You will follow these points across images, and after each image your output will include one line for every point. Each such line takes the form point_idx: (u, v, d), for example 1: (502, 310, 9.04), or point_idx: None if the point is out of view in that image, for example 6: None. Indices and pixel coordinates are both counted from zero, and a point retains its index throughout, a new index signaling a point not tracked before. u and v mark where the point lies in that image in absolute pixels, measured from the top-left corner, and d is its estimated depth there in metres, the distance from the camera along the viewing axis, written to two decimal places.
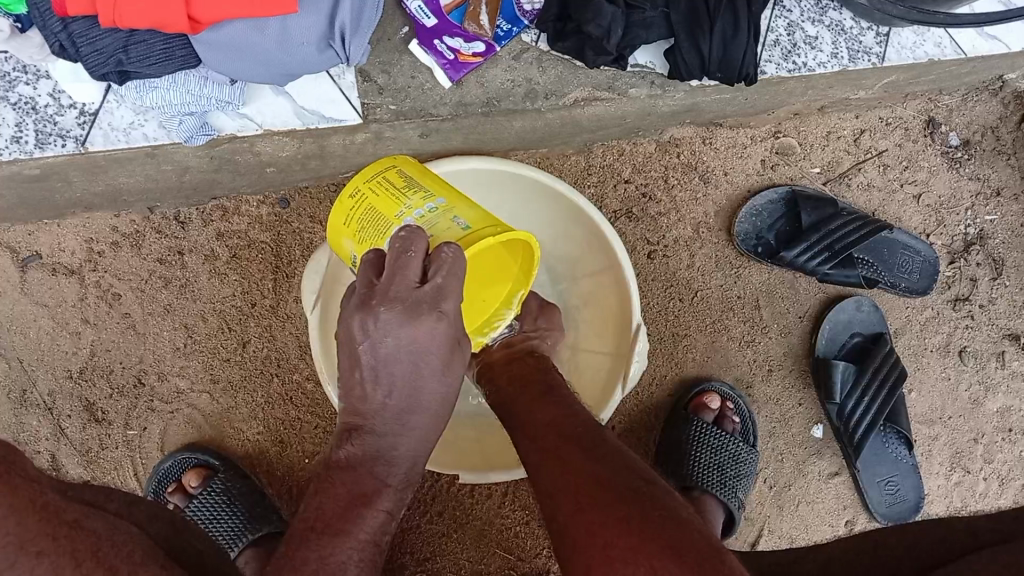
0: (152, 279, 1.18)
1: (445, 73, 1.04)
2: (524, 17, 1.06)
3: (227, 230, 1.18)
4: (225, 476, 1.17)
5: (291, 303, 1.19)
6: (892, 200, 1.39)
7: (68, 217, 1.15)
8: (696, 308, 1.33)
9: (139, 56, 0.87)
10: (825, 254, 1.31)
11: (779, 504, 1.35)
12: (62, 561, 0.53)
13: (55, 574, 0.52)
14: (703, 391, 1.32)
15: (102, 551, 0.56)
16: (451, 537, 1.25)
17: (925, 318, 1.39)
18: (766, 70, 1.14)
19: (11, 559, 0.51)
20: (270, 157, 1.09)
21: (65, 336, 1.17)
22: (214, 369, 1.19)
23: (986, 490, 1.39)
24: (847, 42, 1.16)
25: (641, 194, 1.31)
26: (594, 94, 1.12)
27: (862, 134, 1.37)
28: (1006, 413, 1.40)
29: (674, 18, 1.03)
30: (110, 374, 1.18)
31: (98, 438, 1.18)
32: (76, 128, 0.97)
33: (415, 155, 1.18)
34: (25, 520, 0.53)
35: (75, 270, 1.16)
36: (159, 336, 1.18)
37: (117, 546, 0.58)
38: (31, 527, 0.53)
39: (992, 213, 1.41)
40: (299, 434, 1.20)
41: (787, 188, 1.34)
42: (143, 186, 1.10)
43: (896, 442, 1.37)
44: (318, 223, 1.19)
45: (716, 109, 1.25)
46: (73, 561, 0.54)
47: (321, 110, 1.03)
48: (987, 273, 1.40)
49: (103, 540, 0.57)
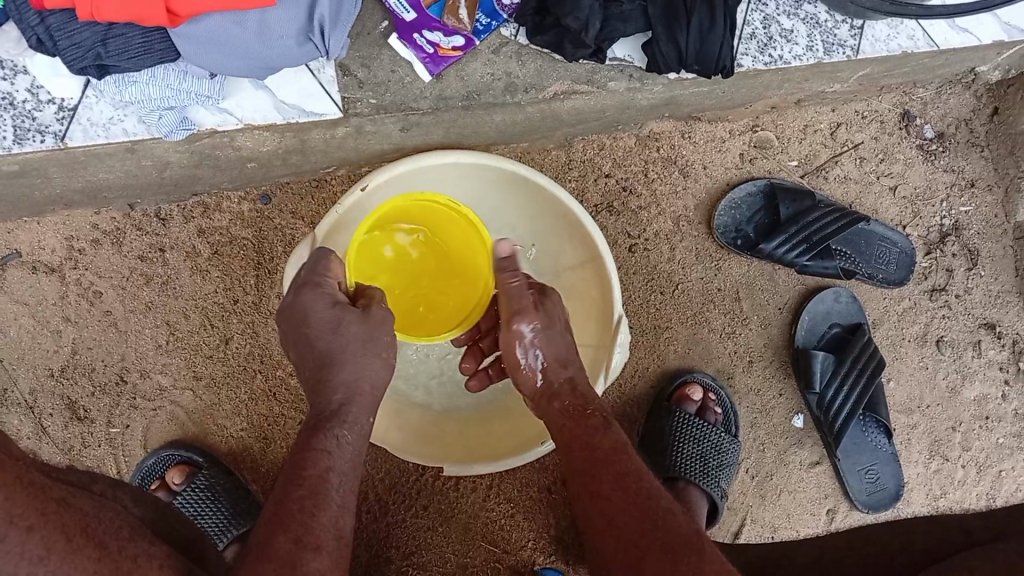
0: (133, 276, 1.17)
1: (425, 66, 1.06)
2: (503, 11, 1.06)
3: (209, 227, 1.18)
4: (209, 472, 1.17)
5: (273, 298, 1.19)
6: (869, 192, 1.40)
7: (47, 215, 1.14)
8: (677, 300, 1.34)
9: (118, 50, 0.87)
10: (804, 246, 1.32)
11: (761, 494, 1.36)
12: (55, 536, 0.58)
13: (47, 546, 0.57)
14: (685, 383, 1.33)
15: (90, 527, 0.61)
16: (436, 531, 1.25)
17: (903, 308, 1.41)
18: (743, 63, 1.15)
19: (5, 532, 0.55)
20: (251, 152, 1.09)
21: (46, 335, 1.16)
22: (196, 366, 1.19)
23: (965, 477, 1.41)
24: (822, 35, 1.18)
25: (621, 188, 1.32)
26: (573, 88, 1.13)
27: (838, 128, 1.39)
28: (983, 401, 1.42)
29: (651, 12, 1.04)
30: (91, 372, 1.17)
31: (80, 436, 1.17)
32: (55, 123, 0.97)
33: (396, 150, 1.19)
34: (14, 495, 0.57)
35: (55, 268, 1.16)
36: (141, 333, 1.18)
37: (105, 523, 0.64)
38: (20, 503, 0.57)
39: (966, 204, 1.43)
40: (283, 430, 1.20)
41: (766, 181, 1.36)
42: (123, 182, 1.10)
43: (876, 431, 1.38)
44: (300, 218, 1.20)
45: (694, 103, 1.26)
46: (65, 536, 0.58)
47: (302, 104, 1.03)
48: (963, 263, 1.42)
49: (90, 517, 0.63)
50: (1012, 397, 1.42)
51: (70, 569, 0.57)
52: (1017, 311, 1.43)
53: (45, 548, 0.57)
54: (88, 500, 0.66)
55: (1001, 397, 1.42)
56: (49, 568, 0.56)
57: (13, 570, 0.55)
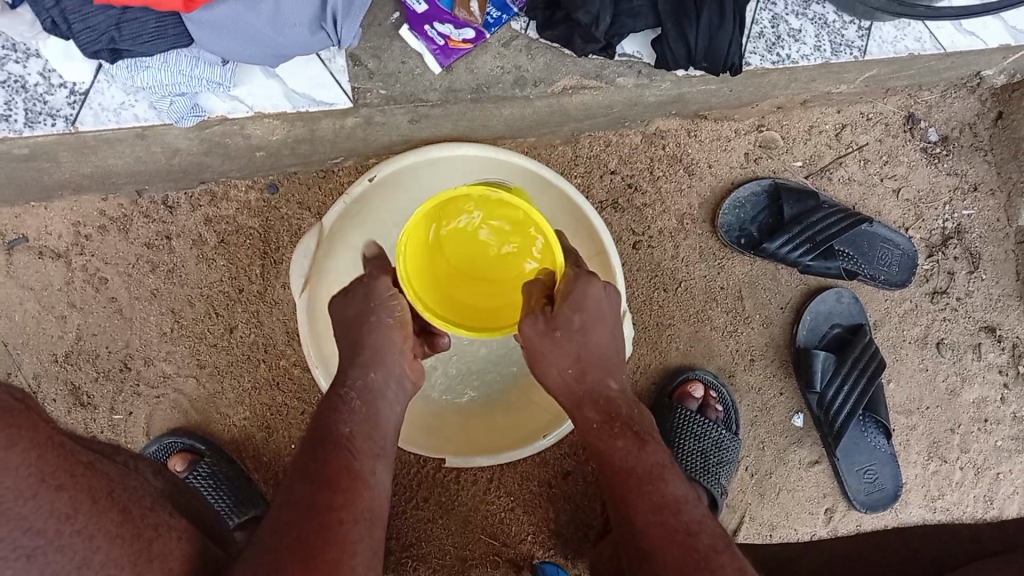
0: (139, 263, 1.18)
1: (435, 58, 1.06)
2: (513, 5, 1.07)
3: (215, 215, 1.18)
4: (211, 460, 1.17)
5: (279, 288, 1.20)
6: (872, 194, 1.41)
7: (55, 200, 1.15)
8: (680, 298, 1.35)
9: (132, 34, 0.88)
10: (808, 246, 1.33)
11: (760, 492, 1.36)
12: (81, 497, 0.64)
13: (73, 507, 0.64)
14: (686, 380, 1.34)
15: (115, 493, 0.68)
16: (436, 523, 1.25)
17: (905, 309, 1.41)
18: (751, 62, 1.16)
19: (37, 490, 0.61)
20: (260, 141, 1.09)
21: (51, 320, 1.17)
22: (200, 354, 1.19)
23: (963, 479, 1.41)
24: (830, 36, 1.18)
25: (627, 185, 1.33)
26: (582, 83, 1.13)
27: (843, 129, 1.39)
28: (981, 404, 1.42)
29: (662, 8, 1.05)
30: (96, 358, 1.18)
31: (84, 422, 1.17)
32: (66, 107, 0.97)
33: (404, 142, 1.19)
34: (44, 455, 0.63)
35: (62, 253, 1.16)
36: (146, 320, 1.18)
37: (127, 489, 0.71)
38: (51, 462, 0.63)
39: (969, 208, 1.44)
40: (286, 420, 1.20)
41: (770, 181, 1.37)
42: (131, 168, 1.10)
43: (875, 431, 1.38)
44: (306, 209, 1.20)
45: (701, 101, 1.26)
46: (92, 497, 0.65)
47: (312, 93, 1.04)
48: (964, 266, 1.43)
49: (113, 483, 0.70)
50: (1011, 401, 1.43)
51: (95, 528, 0.64)
52: (1017, 315, 1.43)
53: (72, 508, 0.63)
54: (114, 468, 0.73)
55: (1000, 400, 1.42)
56: (76, 526, 0.63)
57: (43, 524, 0.61)
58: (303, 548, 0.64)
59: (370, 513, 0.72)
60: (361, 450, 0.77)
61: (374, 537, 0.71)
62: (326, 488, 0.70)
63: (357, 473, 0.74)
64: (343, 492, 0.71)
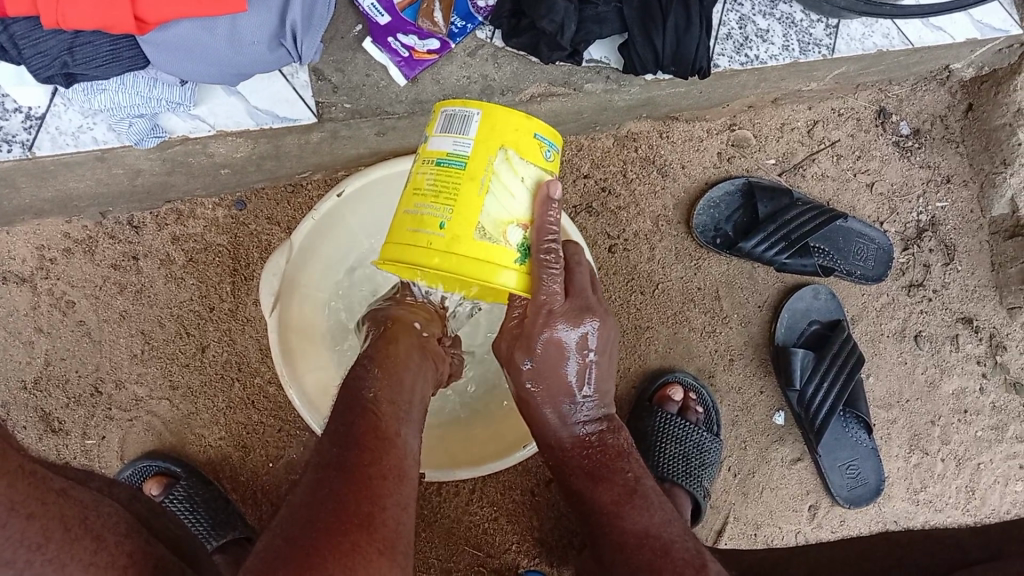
0: (106, 285, 1.16)
1: (400, 70, 1.05)
2: (479, 14, 1.07)
3: (182, 234, 1.16)
4: (188, 483, 1.15)
5: (250, 306, 1.18)
6: (846, 189, 1.43)
7: (18, 224, 1.13)
8: (657, 300, 1.34)
9: (85, 58, 0.86)
10: (784, 244, 1.32)
11: (743, 492, 1.36)
12: (54, 525, 0.61)
13: (46, 535, 0.60)
14: (666, 383, 1.33)
15: (89, 519, 0.64)
16: (420, 537, 1.25)
17: (881, 304, 1.42)
18: (719, 63, 1.15)
19: (6, 519, 0.58)
20: (224, 158, 1.07)
21: (18, 346, 1.15)
22: (173, 375, 1.17)
23: (944, 471, 1.41)
24: (798, 34, 1.18)
25: (600, 188, 1.32)
26: (550, 90, 1.12)
27: (815, 125, 1.41)
28: (961, 395, 1.41)
29: (627, 13, 1.04)
30: (66, 384, 1.16)
31: (56, 448, 1.15)
32: (23, 132, 0.96)
33: (373, 154, 1.18)
34: (15, 483, 0.60)
35: (26, 278, 1.14)
36: (115, 343, 1.16)
37: (103, 515, 0.66)
38: (22, 490, 0.60)
39: (942, 200, 1.44)
40: (262, 439, 1.19)
41: (743, 179, 1.36)
42: (94, 191, 1.08)
43: (856, 427, 1.38)
44: (275, 224, 1.18)
45: (672, 103, 1.26)
46: (64, 525, 0.62)
47: (275, 109, 1.02)
48: (940, 258, 1.43)
49: (88, 509, 0.65)
50: (989, 391, 1.42)
51: (68, 559, 0.60)
52: (993, 305, 1.44)
53: (44, 536, 0.60)
54: (88, 493, 0.68)
55: (979, 390, 1.42)
56: (48, 556, 0.60)
57: (14, 557, 0.58)
58: (343, 494, 0.65)
59: (402, 467, 0.73)
60: (385, 412, 0.78)
61: (405, 519, 0.68)
62: (355, 449, 0.72)
63: (382, 434, 0.75)
64: (372, 450, 0.72)
